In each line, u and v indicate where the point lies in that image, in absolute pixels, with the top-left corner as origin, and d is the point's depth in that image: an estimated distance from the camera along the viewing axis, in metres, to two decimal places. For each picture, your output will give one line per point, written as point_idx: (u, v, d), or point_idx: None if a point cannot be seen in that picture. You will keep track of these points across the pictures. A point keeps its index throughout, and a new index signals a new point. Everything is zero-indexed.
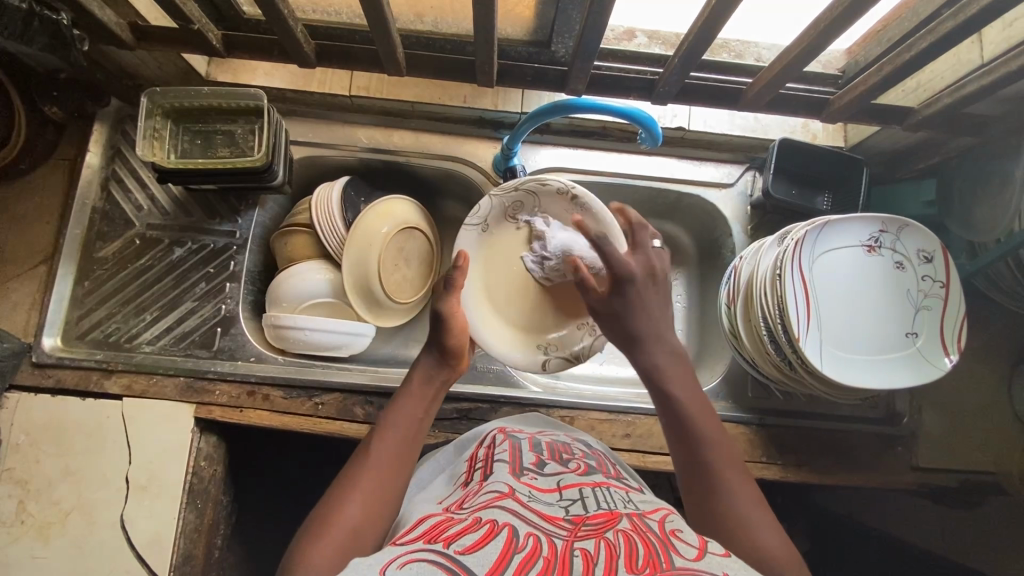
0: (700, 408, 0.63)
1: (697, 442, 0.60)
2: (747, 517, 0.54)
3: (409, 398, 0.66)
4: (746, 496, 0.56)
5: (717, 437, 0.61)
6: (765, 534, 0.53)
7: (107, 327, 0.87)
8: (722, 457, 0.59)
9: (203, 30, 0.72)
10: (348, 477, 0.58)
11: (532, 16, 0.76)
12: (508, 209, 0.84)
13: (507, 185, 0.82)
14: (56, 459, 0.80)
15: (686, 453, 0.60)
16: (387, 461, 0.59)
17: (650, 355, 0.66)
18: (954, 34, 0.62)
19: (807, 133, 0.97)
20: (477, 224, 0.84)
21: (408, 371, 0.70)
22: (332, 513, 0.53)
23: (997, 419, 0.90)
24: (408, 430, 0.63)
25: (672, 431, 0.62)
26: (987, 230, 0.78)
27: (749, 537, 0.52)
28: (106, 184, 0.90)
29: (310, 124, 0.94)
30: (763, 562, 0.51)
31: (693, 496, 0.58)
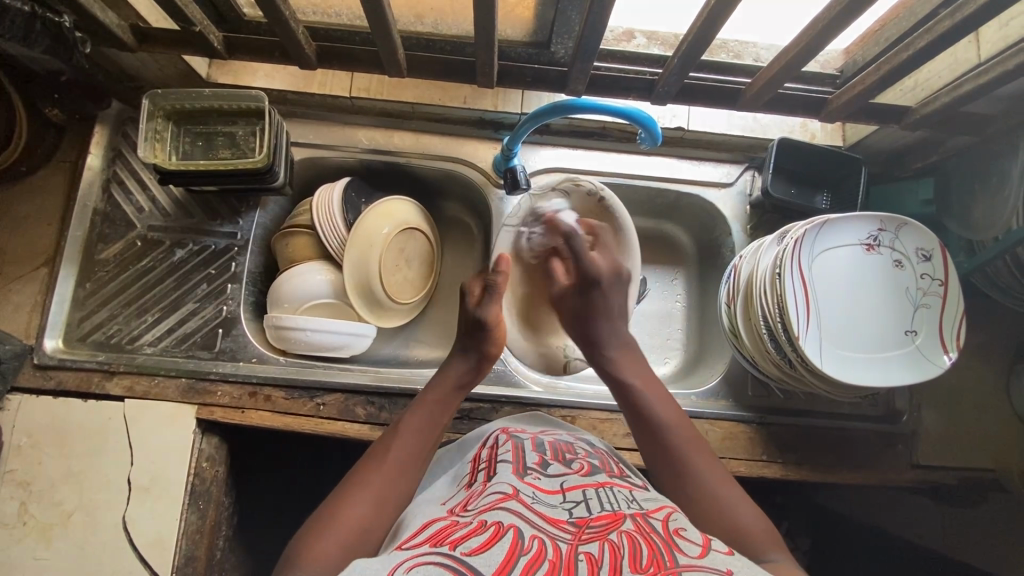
0: (658, 393, 0.67)
1: (658, 426, 0.64)
2: (717, 492, 0.57)
3: (430, 400, 0.66)
4: (712, 473, 0.59)
5: (676, 418, 0.64)
6: (737, 505, 0.56)
7: (109, 328, 0.87)
8: (687, 438, 0.62)
9: (205, 32, 0.73)
10: (361, 474, 0.58)
11: (532, 17, 0.76)
12: (545, 210, 0.86)
13: (546, 186, 0.85)
14: (58, 460, 0.80)
15: (650, 439, 0.64)
16: (400, 461, 0.60)
17: (606, 349, 0.71)
18: (951, 33, 0.63)
19: (806, 132, 0.97)
20: (514, 224, 0.86)
21: (435, 372, 0.70)
22: (340, 510, 0.54)
23: (996, 416, 0.90)
24: (425, 431, 0.63)
25: (633, 418, 0.66)
26: (985, 228, 0.78)
27: (722, 513, 0.55)
28: (107, 186, 0.90)
29: (310, 125, 0.94)
30: (737, 535, 0.53)
31: (665, 479, 0.61)
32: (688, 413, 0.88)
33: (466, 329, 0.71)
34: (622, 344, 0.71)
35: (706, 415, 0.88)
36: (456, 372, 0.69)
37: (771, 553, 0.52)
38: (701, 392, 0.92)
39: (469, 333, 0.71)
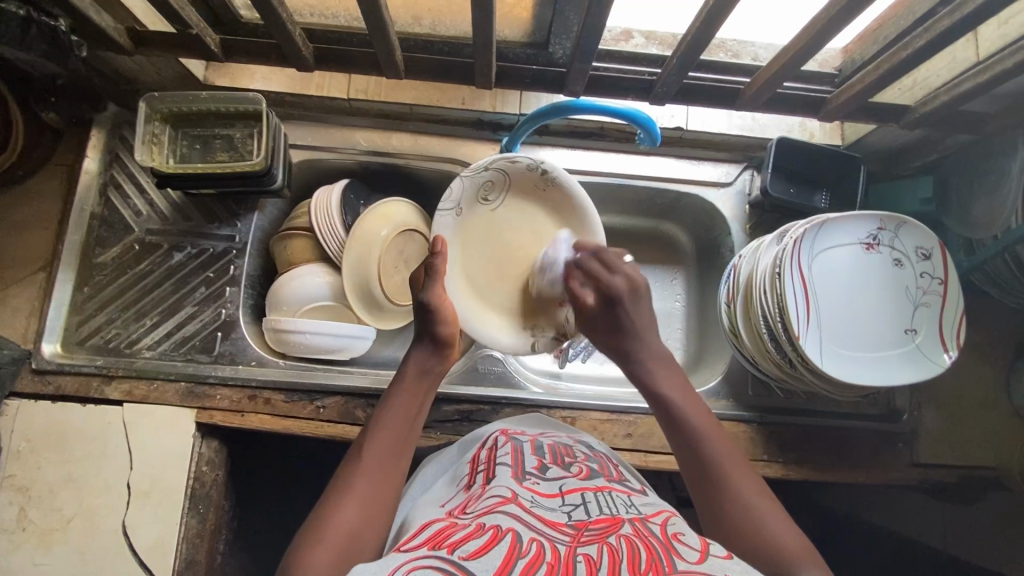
0: (697, 410, 0.66)
1: (698, 444, 0.63)
2: (757, 512, 0.56)
3: (400, 394, 0.66)
4: (755, 492, 0.58)
5: (716, 437, 0.63)
6: (777, 528, 0.54)
7: (107, 332, 0.87)
8: (727, 456, 0.61)
9: (201, 34, 0.72)
10: (342, 480, 0.58)
11: (530, 18, 0.77)
12: (479, 192, 0.81)
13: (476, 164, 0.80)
14: (57, 465, 0.80)
15: (690, 458, 0.63)
16: (380, 463, 0.59)
17: (646, 364, 0.70)
18: (950, 32, 0.63)
19: (804, 131, 0.97)
20: (451, 208, 0.81)
21: (400, 363, 0.69)
22: (326, 519, 0.53)
23: (996, 414, 0.90)
24: (400, 429, 0.63)
25: (674, 436, 0.65)
26: (984, 227, 0.78)
27: (767, 540, 0.53)
28: (104, 190, 0.90)
29: (308, 127, 0.94)
30: (776, 554, 0.52)
31: (702, 499, 0.60)
32: None
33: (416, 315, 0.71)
34: (662, 361, 0.71)
35: None
36: (420, 360, 0.69)
37: (804, 570, 0.51)
38: (701, 391, 0.92)
39: (419, 320, 0.70)
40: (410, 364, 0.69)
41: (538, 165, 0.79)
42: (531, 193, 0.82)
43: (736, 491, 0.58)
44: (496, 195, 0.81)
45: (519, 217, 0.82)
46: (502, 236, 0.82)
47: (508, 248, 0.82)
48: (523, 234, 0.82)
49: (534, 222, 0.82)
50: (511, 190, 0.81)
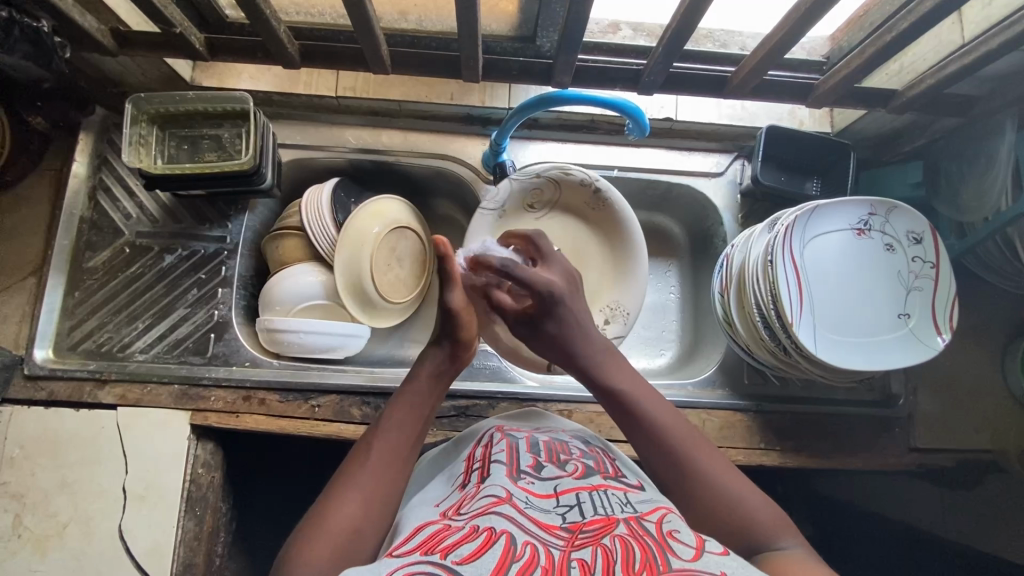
0: (644, 393, 0.63)
1: (655, 429, 0.60)
2: (725, 490, 0.55)
3: (410, 394, 0.64)
4: (718, 468, 0.57)
5: (673, 419, 0.61)
6: (745, 496, 0.55)
7: (99, 336, 0.86)
8: (685, 437, 0.60)
9: (186, 33, 0.72)
10: (344, 476, 0.57)
11: (516, 12, 0.77)
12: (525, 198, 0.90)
13: (530, 170, 0.89)
14: (51, 471, 0.79)
15: (647, 443, 0.60)
16: (382, 462, 0.58)
17: (593, 353, 0.67)
18: (934, 14, 0.63)
19: (794, 119, 0.97)
20: (493, 209, 0.88)
21: (416, 360, 0.68)
22: (325, 514, 0.53)
23: (992, 397, 0.90)
24: (408, 430, 0.62)
25: (627, 425, 0.62)
26: (974, 209, 0.78)
27: (739, 516, 0.53)
28: (94, 194, 0.89)
29: (298, 127, 0.94)
30: (752, 528, 0.53)
31: (669, 483, 0.58)
32: (685, 403, 0.88)
33: (438, 318, 0.69)
34: (601, 348, 0.67)
35: (703, 404, 0.88)
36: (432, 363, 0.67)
37: (786, 541, 0.52)
38: (697, 382, 0.92)
39: (441, 321, 0.69)
40: (424, 367, 0.67)
41: (591, 183, 0.89)
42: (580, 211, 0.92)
43: (701, 472, 0.57)
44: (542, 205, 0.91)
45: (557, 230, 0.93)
46: None
47: None
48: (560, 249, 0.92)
49: (575, 236, 0.93)
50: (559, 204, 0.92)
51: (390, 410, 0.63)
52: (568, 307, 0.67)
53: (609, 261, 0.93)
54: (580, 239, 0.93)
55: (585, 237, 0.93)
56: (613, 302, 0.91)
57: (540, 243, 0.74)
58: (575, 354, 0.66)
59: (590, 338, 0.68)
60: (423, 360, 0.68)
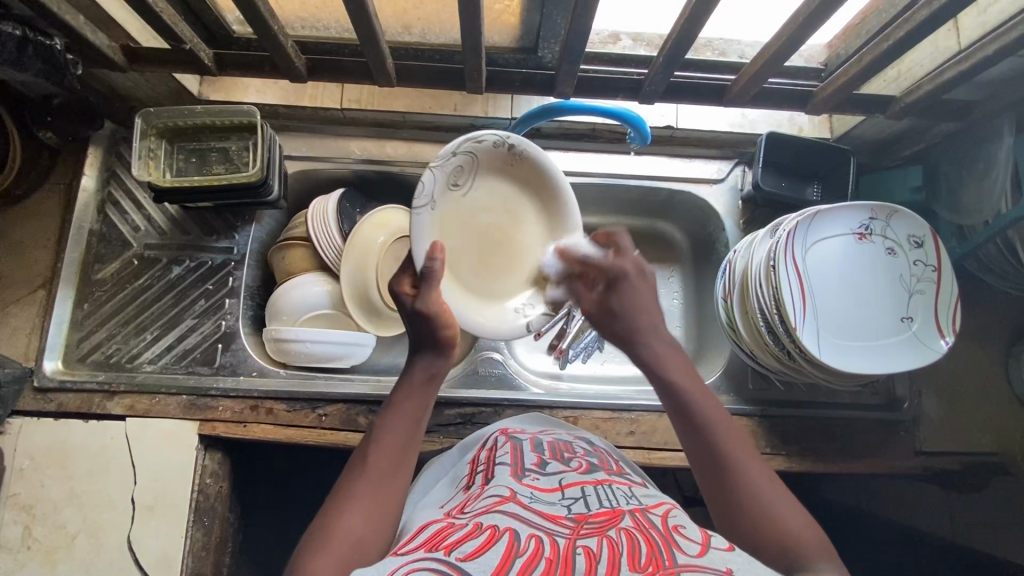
0: (703, 394, 0.63)
1: (704, 427, 0.60)
2: (762, 498, 0.54)
3: (405, 398, 0.65)
4: (761, 479, 0.55)
5: (722, 420, 0.60)
6: (785, 511, 0.53)
7: (107, 348, 0.87)
8: (735, 440, 0.59)
9: (195, 49, 0.73)
10: (344, 488, 0.57)
11: (518, 24, 0.78)
12: (450, 176, 0.70)
13: (443, 150, 0.69)
14: (61, 482, 0.80)
15: (695, 440, 0.60)
16: (383, 470, 0.59)
17: (651, 347, 0.67)
18: (930, 21, 0.64)
19: (793, 126, 0.99)
20: (426, 204, 0.68)
21: (406, 364, 0.68)
22: (326, 525, 0.53)
23: (996, 399, 0.91)
24: (405, 434, 0.62)
25: (675, 412, 0.63)
26: (975, 212, 0.79)
27: (773, 529, 0.52)
28: (103, 207, 0.91)
29: (303, 138, 0.95)
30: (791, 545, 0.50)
31: (704, 471, 0.58)
32: None
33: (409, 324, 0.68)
34: (666, 344, 0.67)
35: None
36: (426, 363, 0.68)
37: (817, 564, 0.49)
38: None
39: (414, 327, 0.68)
40: (419, 366, 0.68)
41: (504, 141, 0.71)
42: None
43: (741, 467, 0.56)
44: (465, 178, 0.72)
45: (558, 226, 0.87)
46: (476, 221, 0.74)
47: (483, 232, 0.75)
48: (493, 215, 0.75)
49: (505, 197, 0.75)
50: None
51: (387, 417, 0.63)
52: (636, 289, 0.69)
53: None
54: (507, 197, 0.75)
55: (512, 195, 0.75)
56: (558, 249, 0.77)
57: (619, 239, 0.72)
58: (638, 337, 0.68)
59: (654, 333, 0.68)
60: (418, 358, 0.68)
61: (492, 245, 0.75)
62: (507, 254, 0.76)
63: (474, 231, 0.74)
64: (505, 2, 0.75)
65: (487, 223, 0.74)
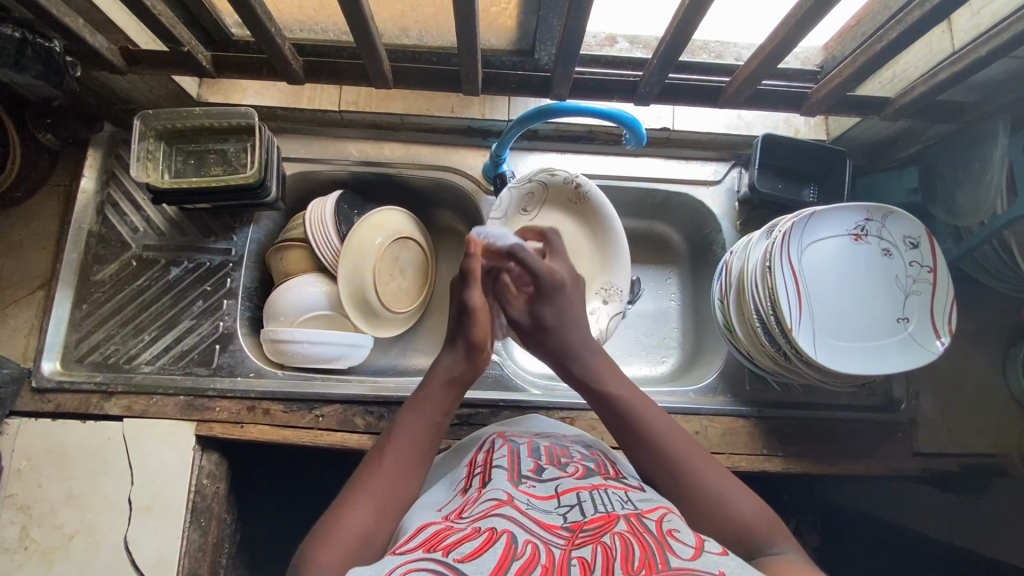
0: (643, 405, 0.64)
1: (646, 433, 0.61)
2: (715, 493, 0.56)
3: (428, 397, 0.65)
4: (711, 475, 0.58)
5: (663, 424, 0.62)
6: (738, 501, 0.55)
7: (105, 348, 0.87)
8: (682, 443, 0.60)
9: (194, 52, 0.75)
10: (357, 483, 0.57)
11: (514, 26, 0.79)
12: (522, 202, 0.92)
13: (522, 177, 0.91)
14: (58, 483, 0.80)
15: (648, 459, 0.60)
16: (397, 467, 0.59)
17: (585, 361, 0.68)
18: (922, 23, 0.64)
19: (790, 127, 0.99)
20: (498, 218, 0.91)
21: (432, 365, 0.69)
22: (335, 522, 0.53)
23: (994, 400, 0.91)
24: (421, 433, 0.62)
25: (619, 427, 0.63)
26: (971, 213, 0.79)
27: (729, 518, 0.54)
28: (102, 209, 0.91)
29: (301, 140, 0.96)
30: (747, 534, 0.53)
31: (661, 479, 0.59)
32: (687, 410, 0.88)
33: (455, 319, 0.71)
34: (598, 357, 0.68)
35: (705, 411, 0.89)
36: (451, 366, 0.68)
37: (781, 544, 0.52)
38: (699, 388, 0.92)
39: (456, 321, 0.71)
40: (443, 367, 0.68)
41: (574, 180, 0.91)
42: (565, 207, 0.94)
43: (692, 469, 0.58)
44: (535, 206, 0.93)
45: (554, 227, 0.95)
46: None
47: None
48: None
49: (566, 232, 0.95)
50: (548, 204, 0.94)
51: (406, 416, 0.63)
52: (569, 299, 0.70)
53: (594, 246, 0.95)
54: (572, 236, 0.95)
55: (576, 232, 0.95)
56: (606, 286, 0.95)
57: (553, 241, 0.77)
58: (571, 350, 0.68)
59: (586, 349, 0.68)
60: (443, 361, 0.69)
61: None
62: None
63: None
64: (502, 5, 0.76)
65: None
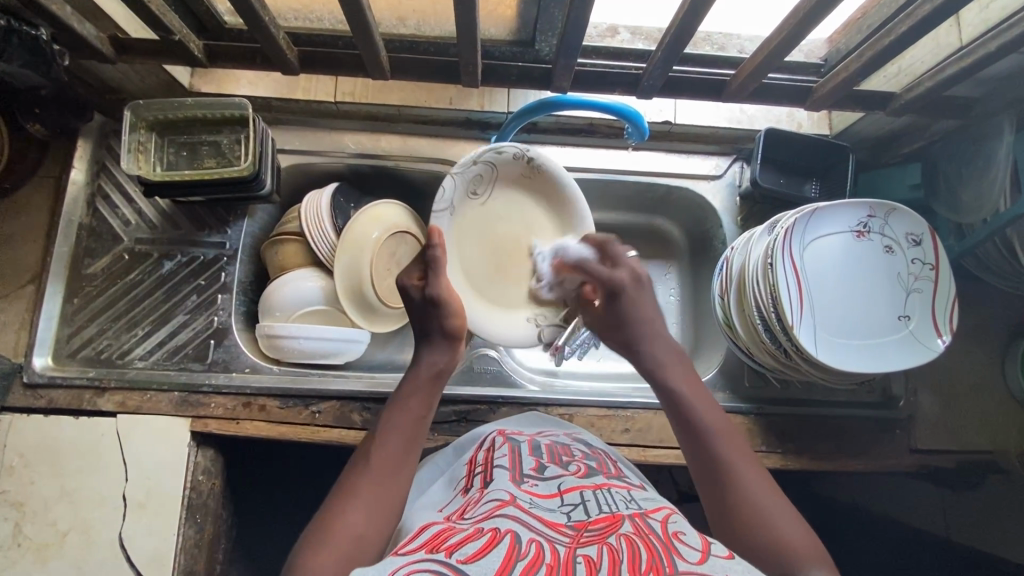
0: (706, 404, 0.65)
1: (706, 435, 0.62)
2: (761, 508, 0.55)
3: (410, 396, 0.65)
4: (762, 488, 0.57)
5: (725, 430, 0.63)
6: (784, 521, 0.54)
7: (98, 344, 0.86)
8: (739, 452, 0.60)
9: (184, 41, 0.72)
10: (347, 486, 0.57)
11: (514, 16, 0.77)
12: (469, 186, 0.84)
13: (465, 159, 0.82)
14: (51, 480, 0.79)
15: (701, 460, 0.61)
16: (387, 465, 0.59)
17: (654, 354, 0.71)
18: (932, 18, 0.63)
19: (793, 121, 0.98)
20: (445, 208, 0.82)
21: (414, 360, 0.69)
22: (326, 526, 0.53)
23: (992, 397, 0.91)
24: (408, 431, 0.62)
25: (679, 421, 0.65)
26: (974, 210, 0.79)
27: (770, 530, 0.53)
28: (92, 201, 0.89)
29: (296, 131, 0.94)
30: (786, 550, 0.52)
31: (705, 480, 0.60)
32: None
33: (416, 310, 0.71)
34: (669, 351, 0.71)
35: None
36: (438, 360, 0.69)
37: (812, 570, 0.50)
38: None
39: (421, 314, 0.71)
40: (431, 364, 0.68)
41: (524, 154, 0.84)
42: (518, 183, 0.87)
43: (740, 480, 0.58)
44: (485, 189, 0.85)
45: (509, 206, 0.87)
46: (492, 228, 0.86)
47: (499, 240, 0.87)
48: (512, 226, 0.87)
49: (523, 213, 0.87)
50: (498, 183, 0.86)
51: (390, 417, 0.63)
52: (636, 302, 0.72)
53: (552, 227, 0.88)
54: (528, 215, 0.87)
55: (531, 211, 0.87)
56: None
57: (612, 247, 0.75)
58: (641, 341, 0.71)
59: (659, 340, 0.72)
60: (432, 357, 0.69)
61: (508, 252, 0.87)
62: (518, 259, 0.88)
63: (490, 236, 0.87)
64: None
65: (504, 231, 0.87)
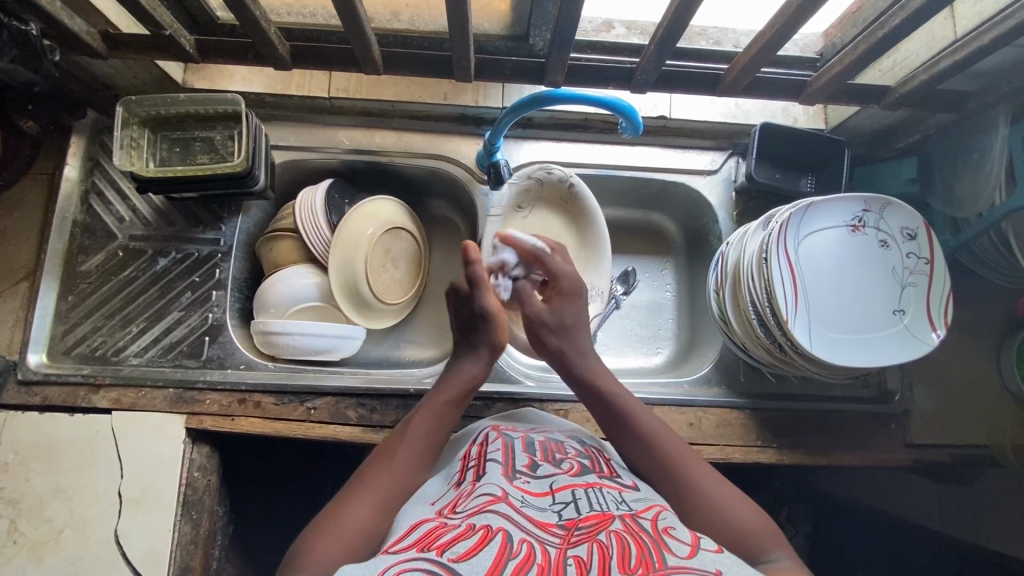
0: (637, 409, 0.67)
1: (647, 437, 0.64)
2: (711, 499, 0.57)
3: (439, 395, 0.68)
4: (709, 480, 0.60)
5: (661, 432, 0.65)
6: (737, 509, 0.57)
7: (93, 341, 0.86)
8: (680, 451, 0.63)
9: (176, 35, 0.72)
10: (366, 472, 0.60)
11: (509, 11, 0.78)
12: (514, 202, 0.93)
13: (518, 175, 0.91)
14: (46, 477, 0.79)
15: (648, 462, 0.62)
16: (407, 458, 0.61)
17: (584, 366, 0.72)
18: (925, 11, 0.63)
19: (788, 116, 0.98)
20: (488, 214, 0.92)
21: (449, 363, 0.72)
22: (344, 507, 0.55)
23: (988, 392, 0.91)
24: (432, 430, 0.64)
25: (615, 429, 0.67)
26: (970, 204, 0.78)
27: (723, 517, 0.56)
28: (86, 197, 0.89)
29: (290, 128, 0.94)
30: (742, 536, 0.54)
31: (657, 481, 0.61)
32: (681, 402, 0.88)
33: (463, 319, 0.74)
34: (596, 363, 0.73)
35: (700, 402, 0.88)
36: (473, 370, 0.71)
37: (774, 553, 0.53)
38: (693, 380, 0.92)
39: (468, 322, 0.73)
40: (465, 371, 0.71)
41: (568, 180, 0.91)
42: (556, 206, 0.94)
43: (688, 476, 0.60)
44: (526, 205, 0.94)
45: (544, 227, 0.94)
46: None
47: None
48: None
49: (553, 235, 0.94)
50: (539, 202, 0.94)
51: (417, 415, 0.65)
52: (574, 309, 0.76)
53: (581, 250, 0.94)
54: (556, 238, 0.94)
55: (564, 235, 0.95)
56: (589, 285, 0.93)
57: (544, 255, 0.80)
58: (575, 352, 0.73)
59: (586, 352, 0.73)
60: (466, 364, 0.72)
61: None
62: None
63: None
64: None
65: None
